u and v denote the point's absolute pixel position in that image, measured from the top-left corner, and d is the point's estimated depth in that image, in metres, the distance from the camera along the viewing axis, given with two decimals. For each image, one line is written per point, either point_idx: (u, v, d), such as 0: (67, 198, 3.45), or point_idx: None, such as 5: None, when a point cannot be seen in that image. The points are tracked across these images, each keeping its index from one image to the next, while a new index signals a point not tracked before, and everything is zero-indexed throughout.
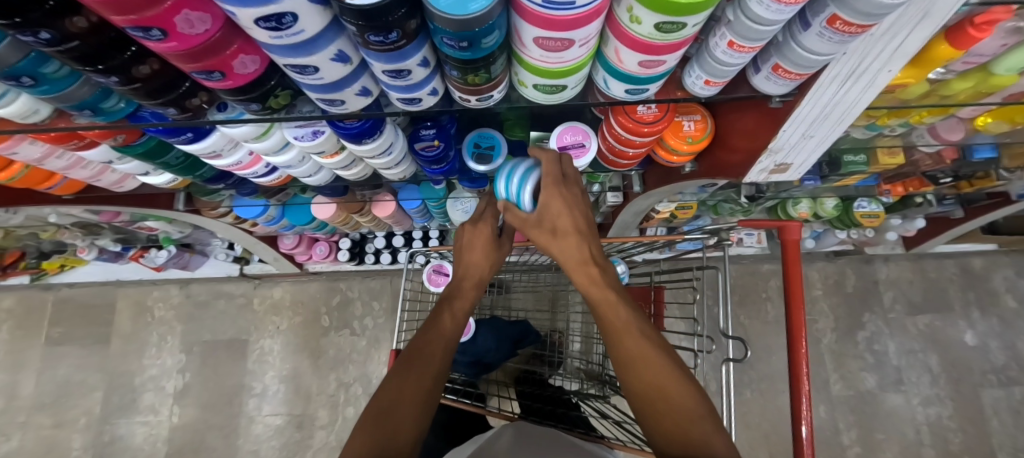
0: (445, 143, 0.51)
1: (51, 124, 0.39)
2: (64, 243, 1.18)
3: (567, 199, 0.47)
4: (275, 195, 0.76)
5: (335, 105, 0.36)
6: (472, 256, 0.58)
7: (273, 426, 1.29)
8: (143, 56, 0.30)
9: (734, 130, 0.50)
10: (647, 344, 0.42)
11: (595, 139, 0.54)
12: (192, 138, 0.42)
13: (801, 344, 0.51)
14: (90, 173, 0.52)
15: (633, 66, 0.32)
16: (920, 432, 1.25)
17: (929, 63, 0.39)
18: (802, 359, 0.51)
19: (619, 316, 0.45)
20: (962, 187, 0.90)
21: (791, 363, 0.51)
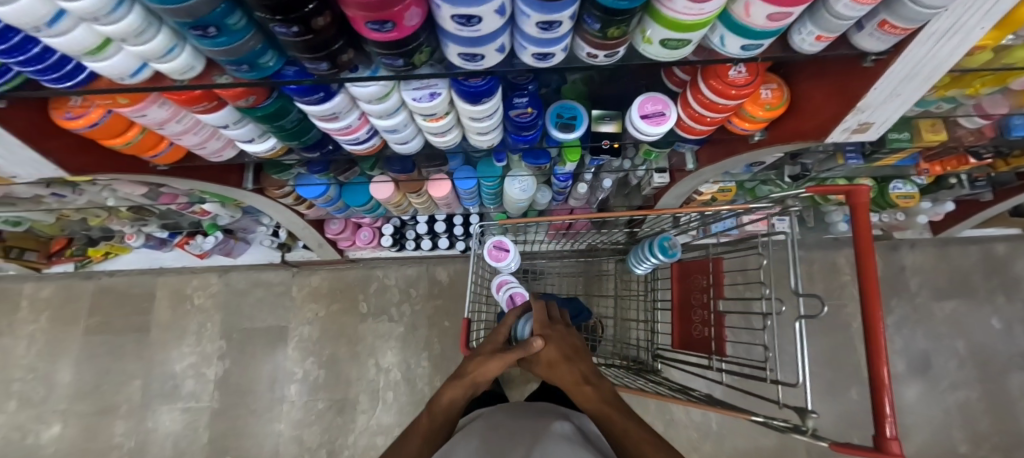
0: (537, 110, 0.54)
1: (196, 81, 0.41)
2: (111, 230, 1.21)
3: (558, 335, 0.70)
4: (344, 173, 0.79)
5: (474, 61, 0.39)
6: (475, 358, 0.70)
7: (314, 410, 1.31)
8: (322, 10, 0.33)
9: (813, 95, 0.53)
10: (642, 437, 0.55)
11: (674, 108, 0.57)
12: (323, 98, 0.45)
13: (875, 299, 0.54)
14: (199, 140, 0.55)
15: (761, 20, 0.35)
16: (949, 413, 1.28)
17: (1013, 24, 0.41)
18: (878, 310, 0.54)
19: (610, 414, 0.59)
20: (998, 165, 0.93)
21: (867, 315, 0.54)
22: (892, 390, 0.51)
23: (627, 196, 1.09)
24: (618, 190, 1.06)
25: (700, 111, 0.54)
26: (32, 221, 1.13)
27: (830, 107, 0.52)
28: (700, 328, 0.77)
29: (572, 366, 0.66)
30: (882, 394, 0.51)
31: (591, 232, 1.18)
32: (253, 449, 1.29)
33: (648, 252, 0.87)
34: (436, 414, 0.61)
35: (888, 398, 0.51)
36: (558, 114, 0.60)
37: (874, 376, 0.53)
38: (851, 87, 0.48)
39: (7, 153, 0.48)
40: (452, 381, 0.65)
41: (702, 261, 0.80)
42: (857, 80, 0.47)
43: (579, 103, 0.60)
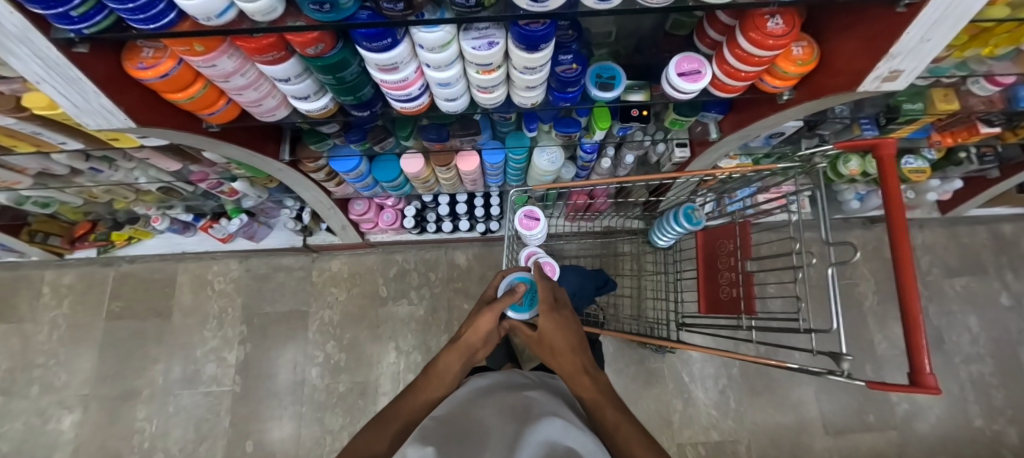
0: (582, 67, 0.57)
1: (275, 24, 0.43)
2: (137, 213, 1.23)
3: (558, 322, 0.70)
4: (381, 142, 0.81)
5: (538, 2, 0.41)
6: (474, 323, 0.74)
7: (336, 393, 1.32)
8: None
9: (847, 47, 0.55)
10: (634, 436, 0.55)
11: (709, 66, 0.60)
12: (390, 44, 0.47)
13: (905, 243, 0.56)
14: (257, 96, 0.57)
15: None
16: (964, 388, 1.30)
17: None
18: (908, 253, 0.56)
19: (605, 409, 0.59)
20: (1007, 138, 0.96)
21: (899, 256, 0.56)
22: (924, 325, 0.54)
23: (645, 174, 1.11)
24: (637, 168, 1.09)
25: (737, 65, 0.57)
26: (61, 204, 1.15)
27: (862, 56, 0.54)
28: (727, 289, 0.79)
29: (574, 358, 0.66)
30: (915, 330, 0.53)
31: (610, 211, 1.20)
32: (275, 431, 1.30)
33: (672, 221, 0.91)
34: (432, 381, 0.65)
35: (921, 332, 0.53)
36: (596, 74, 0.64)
37: (907, 313, 0.55)
38: (882, 35, 0.50)
39: (82, 102, 0.50)
40: (449, 346, 0.70)
41: (726, 226, 0.81)
42: (889, 29, 0.49)
43: (616, 64, 0.63)
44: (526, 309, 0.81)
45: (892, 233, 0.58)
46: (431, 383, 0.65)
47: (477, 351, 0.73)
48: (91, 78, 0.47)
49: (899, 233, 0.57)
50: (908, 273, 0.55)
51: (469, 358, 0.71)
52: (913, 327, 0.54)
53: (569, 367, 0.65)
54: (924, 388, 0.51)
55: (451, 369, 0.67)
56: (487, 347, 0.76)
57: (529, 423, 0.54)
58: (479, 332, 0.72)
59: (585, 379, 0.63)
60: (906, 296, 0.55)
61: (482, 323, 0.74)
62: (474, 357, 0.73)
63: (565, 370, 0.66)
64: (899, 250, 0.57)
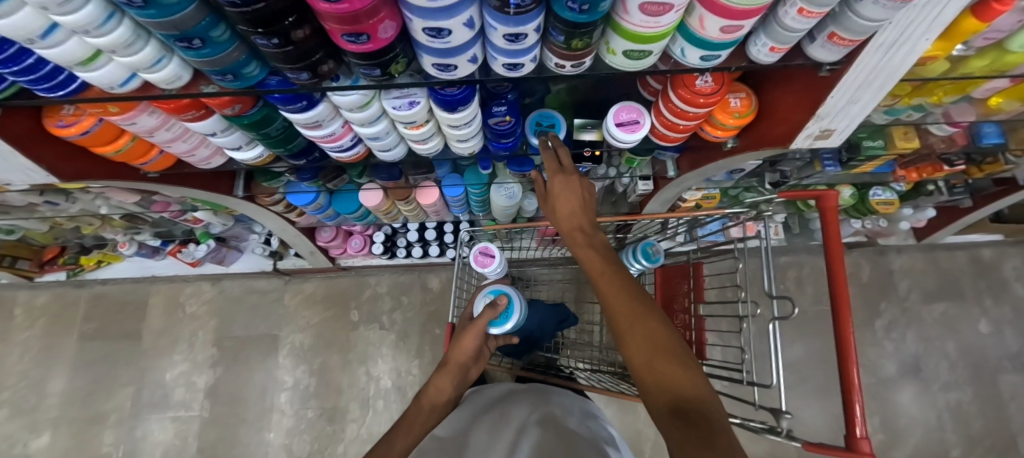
0: (516, 118, 0.56)
1: (183, 90, 0.43)
2: (104, 238, 1.22)
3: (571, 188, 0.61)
4: (334, 180, 0.81)
5: (447, 71, 0.41)
6: (461, 342, 0.77)
7: (304, 419, 1.31)
8: (300, 22, 0.35)
9: (779, 103, 0.55)
10: (648, 325, 0.46)
11: (648, 116, 0.59)
12: (305, 106, 0.47)
13: (845, 301, 0.56)
14: (188, 147, 0.57)
15: (714, 32, 0.37)
16: (941, 417, 1.29)
17: (957, 36, 0.44)
18: (848, 309, 0.55)
19: (613, 290, 0.50)
20: (972, 172, 0.95)
21: (837, 314, 0.56)
22: (861, 384, 0.53)
23: (614, 203, 1.10)
24: (604, 198, 1.08)
25: (673, 118, 0.56)
26: (26, 230, 1.14)
27: (793, 114, 0.54)
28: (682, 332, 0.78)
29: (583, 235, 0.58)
30: (850, 388, 0.53)
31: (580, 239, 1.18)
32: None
33: (630, 258, 0.88)
34: (423, 405, 0.73)
35: (857, 390, 0.52)
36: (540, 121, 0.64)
37: (844, 371, 0.54)
38: (811, 97, 0.50)
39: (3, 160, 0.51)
40: (441, 368, 0.77)
41: (682, 265, 0.82)
42: (815, 92, 0.49)
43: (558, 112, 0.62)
44: (503, 324, 0.79)
45: (833, 291, 0.57)
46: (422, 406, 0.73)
47: (469, 369, 0.79)
48: (6, 139, 0.47)
49: (839, 290, 0.57)
50: (847, 331, 0.54)
51: (461, 377, 0.78)
52: (850, 385, 0.53)
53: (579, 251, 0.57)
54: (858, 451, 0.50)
55: (444, 391, 0.75)
56: (480, 362, 0.81)
57: (519, 443, 0.53)
58: (464, 351, 0.77)
59: (593, 256, 0.55)
60: (844, 352, 0.54)
61: (467, 341, 0.77)
62: (467, 374, 0.79)
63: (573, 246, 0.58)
64: (840, 307, 0.56)
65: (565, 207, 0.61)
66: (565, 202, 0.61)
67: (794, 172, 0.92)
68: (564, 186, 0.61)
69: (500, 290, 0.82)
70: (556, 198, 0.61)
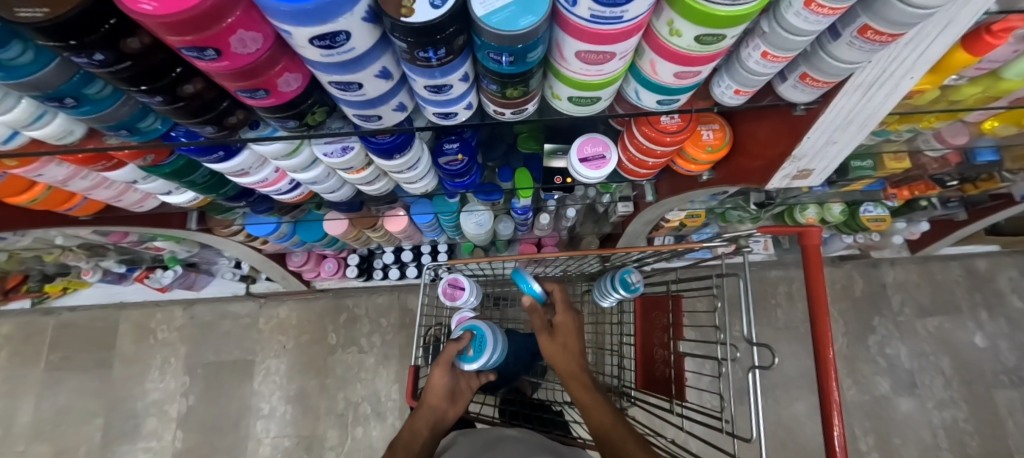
0: (469, 157, 0.51)
1: (82, 145, 0.39)
2: (67, 266, 1.17)
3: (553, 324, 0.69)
4: (291, 213, 0.75)
5: (371, 121, 0.37)
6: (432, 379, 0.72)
7: (280, 448, 1.27)
8: (189, 76, 0.31)
9: (753, 139, 0.51)
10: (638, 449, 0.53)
11: (614, 150, 0.55)
12: (223, 157, 0.42)
13: (825, 325, 0.53)
14: (112, 193, 0.52)
15: (668, 77, 0.33)
16: (937, 436, 1.25)
17: (947, 70, 0.39)
18: (829, 334, 0.53)
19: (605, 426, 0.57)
20: (966, 189, 0.90)
21: (819, 363, 0.52)
22: (842, 409, 0.50)
23: (597, 222, 1.05)
24: (586, 217, 1.03)
25: (640, 154, 0.52)
26: None
27: (768, 153, 0.50)
28: (661, 367, 0.74)
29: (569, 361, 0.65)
30: (831, 414, 0.50)
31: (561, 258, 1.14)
32: None
33: (609, 286, 0.84)
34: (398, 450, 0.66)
35: (837, 416, 0.50)
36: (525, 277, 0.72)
37: (823, 395, 0.51)
38: (787, 137, 0.46)
39: None
40: (415, 410, 0.71)
41: (661, 297, 0.78)
42: (791, 128, 0.45)
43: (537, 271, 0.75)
44: (476, 355, 0.73)
45: (813, 318, 0.54)
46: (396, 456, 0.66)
47: (446, 410, 0.72)
48: None
49: (820, 315, 0.54)
50: (827, 356, 0.52)
51: (437, 420, 0.70)
52: (830, 409, 0.50)
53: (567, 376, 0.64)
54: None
55: (419, 436, 0.68)
56: (457, 403, 0.74)
57: None
58: (436, 391, 0.71)
59: (583, 394, 0.61)
60: (826, 396, 0.51)
61: (437, 379, 0.72)
62: (444, 418, 0.72)
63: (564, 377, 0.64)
64: (819, 333, 0.53)
65: (559, 355, 0.66)
66: (562, 342, 0.67)
67: (783, 191, 0.87)
68: (561, 331, 0.68)
69: (471, 323, 0.78)
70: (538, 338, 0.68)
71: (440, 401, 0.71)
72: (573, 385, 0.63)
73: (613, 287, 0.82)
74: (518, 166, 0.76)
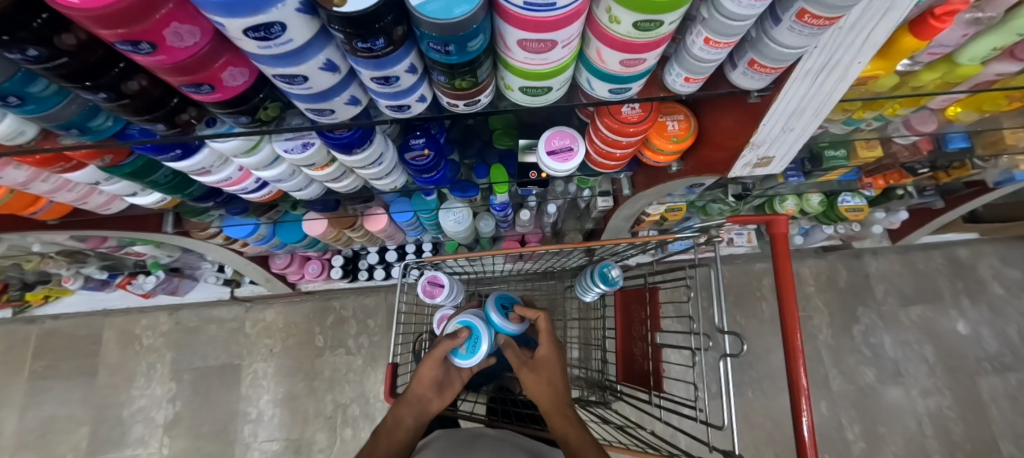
0: (436, 152, 0.51)
1: (37, 145, 0.38)
2: (47, 274, 1.16)
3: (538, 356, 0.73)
4: (266, 213, 0.75)
5: (324, 115, 0.37)
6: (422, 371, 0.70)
7: (269, 452, 1.26)
8: (131, 72, 0.31)
9: (716, 129, 0.51)
10: None
11: (582, 142, 0.55)
12: (181, 155, 0.42)
13: (793, 313, 0.54)
14: (76, 195, 0.52)
15: (615, 65, 0.33)
16: (922, 423, 1.26)
17: (896, 55, 0.40)
18: (796, 322, 0.53)
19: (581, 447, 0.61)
20: (940, 177, 0.92)
21: (788, 348, 0.53)
22: (810, 394, 0.51)
23: (579, 218, 1.07)
24: (568, 213, 1.04)
25: (606, 146, 0.52)
26: None
27: (730, 142, 0.51)
28: (640, 360, 0.74)
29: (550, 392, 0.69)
30: (799, 400, 0.51)
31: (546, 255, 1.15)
32: None
33: (589, 280, 0.84)
34: (381, 440, 0.65)
35: (805, 402, 0.50)
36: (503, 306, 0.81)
37: (792, 382, 0.52)
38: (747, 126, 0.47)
39: None
40: (399, 400, 0.69)
41: (640, 290, 0.78)
42: (750, 115, 0.45)
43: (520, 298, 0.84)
44: (472, 353, 0.73)
45: (782, 306, 0.55)
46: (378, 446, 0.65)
47: (431, 401, 0.69)
48: None
49: (787, 304, 0.54)
50: (795, 343, 0.52)
51: (423, 409, 0.68)
52: (798, 395, 0.51)
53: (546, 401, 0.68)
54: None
55: (403, 424, 0.66)
56: (444, 395, 0.72)
57: None
58: (425, 382, 0.70)
59: (561, 419, 0.66)
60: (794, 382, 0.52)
61: (426, 372, 0.71)
62: (429, 409, 0.69)
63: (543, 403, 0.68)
64: (788, 321, 0.54)
65: (542, 389, 0.70)
66: (545, 376, 0.71)
67: (760, 181, 0.87)
68: (542, 366, 0.72)
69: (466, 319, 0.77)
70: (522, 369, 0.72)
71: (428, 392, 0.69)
72: (554, 418, 0.66)
73: (596, 280, 0.82)
74: (494, 162, 0.76)
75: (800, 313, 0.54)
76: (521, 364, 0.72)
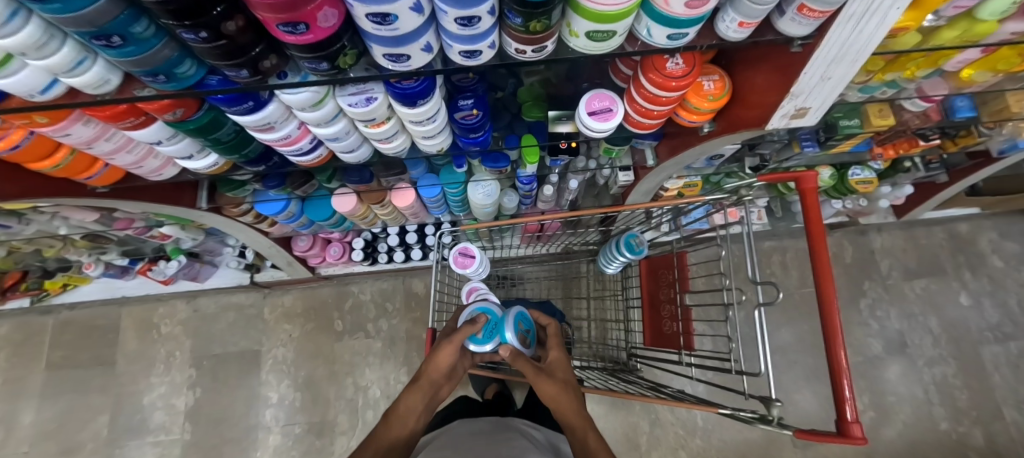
0: (483, 112, 0.53)
1: (118, 95, 0.40)
2: (68, 260, 1.16)
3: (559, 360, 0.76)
4: (301, 187, 0.77)
5: (400, 61, 0.39)
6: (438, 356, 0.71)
7: (291, 436, 1.27)
8: (230, 13, 0.32)
9: (753, 86, 0.54)
10: None
11: (621, 103, 0.57)
12: (253, 107, 0.43)
13: (830, 295, 0.55)
14: (134, 158, 0.53)
15: (679, 8, 0.35)
16: (928, 391, 1.31)
17: (930, 3, 0.42)
18: (834, 305, 0.55)
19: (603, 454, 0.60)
20: (947, 147, 0.95)
21: (820, 291, 0.56)
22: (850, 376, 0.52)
23: (596, 196, 1.10)
24: (586, 191, 1.08)
25: (646, 104, 0.54)
26: None
27: (767, 96, 0.53)
28: (669, 323, 0.76)
29: (570, 400, 0.68)
30: (838, 379, 0.52)
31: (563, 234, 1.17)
32: None
33: (615, 250, 0.87)
34: (393, 425, 0.63)
35: (846, 383, 0.52)
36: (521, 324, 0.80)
37: (832, 363, 0.53)
38: (787, 79, 0.49)
39: None
40: (412, 386, 0.68)
41: (667, 257, 0.80)
42: (790, 67, 0.47)
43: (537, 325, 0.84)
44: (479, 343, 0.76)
45: (819, 293, 0.56)
46: (390, 429, 0.63)
47: (441, 388, 0.71)
48: None
49: (825, 286, 0.56)
50: (835, 325, 0.53)
51: (434, 395, 0.69)
52: (838, 375, 0.53)
53: (566, 409, 0.67)
54: (852, 438, 0.50)
55: (415, 410, 0.65)
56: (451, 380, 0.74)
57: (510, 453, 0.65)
58: (439, 366, 0.70)
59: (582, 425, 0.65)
60: (829, 329, 0.54)
61: (444, 356, 0.71)
62: (439, 394, 0.71)
63: (562, 410, 0.67)
64: (826, 305, 0.55)
65: (558, 395, 0.68)
66: (560, 379, 0.71)
67: (774, 153, 0.90)
68: (556, 370, 0.73)
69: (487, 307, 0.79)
70: (540, 376, 0.69)
71: (438, 380, 0.70)
72: (574, 424, 0.65)
73: (624, 246, 0.84)
74: (524, 133, 0.77)
75: (837, 296, 0.55)
76: (536, 372, 0.69)
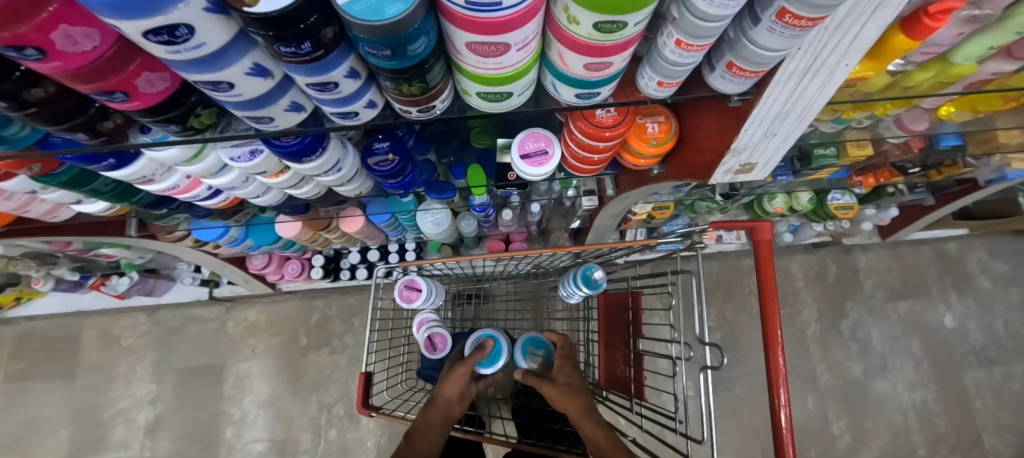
0: (401, 156, 0.49)
1: None
2: (17, 275, 1.09)
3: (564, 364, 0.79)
4: (234, 216, 0.72)
5: (263, 122, 0.33)
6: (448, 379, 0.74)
7: (253, 454, 1.24)
8: (35, 78, 0.27)
9: (699, 129, 0.48)
10: None
11: (557, 145, 0.52)
12: (116, 164, 0.38)
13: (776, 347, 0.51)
14: (15, 204, 0.48)
15: (578, 69, 0.30)
16: (908, 417, 1.27)
17: (888, 55, 0.37)
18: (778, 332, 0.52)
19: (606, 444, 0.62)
20: (931, 175, 0.89)
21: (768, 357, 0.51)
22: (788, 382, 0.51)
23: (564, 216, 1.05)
24: (553, 212, 1.03)
25: (581, 150, 0.49)
26: None
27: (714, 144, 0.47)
28: (621, 367, 0.72)
29: (575, 401, 0.70)
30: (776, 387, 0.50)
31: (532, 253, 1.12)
32: None
33: (572, 283, 0.83)
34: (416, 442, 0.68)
35: (789, 440, 0.48)
36: (533, 349, 0.87)
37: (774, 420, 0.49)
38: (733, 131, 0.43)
39: None
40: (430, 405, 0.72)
41: (622, 295, 0.75)
42: (732, 120, 0.42)
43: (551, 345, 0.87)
44: (491, 364, 0.80)
45: (765, 321, 0.53)
46: (413, 446, 0.67)
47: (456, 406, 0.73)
48: None
49: (771, 321, 0.52)
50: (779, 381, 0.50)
51: (448, 414, 0.71)
52: (777, 383, 0.51)
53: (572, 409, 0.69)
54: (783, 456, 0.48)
55: (432, 425, 0.69)
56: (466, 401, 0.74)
57: None
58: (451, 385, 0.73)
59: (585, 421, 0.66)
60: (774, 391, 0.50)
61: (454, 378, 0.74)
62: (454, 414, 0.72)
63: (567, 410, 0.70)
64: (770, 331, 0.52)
65: (562, 398, 0.71)
66: (563, 383, 0.74)
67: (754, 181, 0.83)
68: (561, 376, 0.76)
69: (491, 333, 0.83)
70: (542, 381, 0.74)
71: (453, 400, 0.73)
72: (581, 421, 0.67)
73: (581, 280, 0.80)
74: (472, 162, 0.72)
75: (783, 327, 0.52)
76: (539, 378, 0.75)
